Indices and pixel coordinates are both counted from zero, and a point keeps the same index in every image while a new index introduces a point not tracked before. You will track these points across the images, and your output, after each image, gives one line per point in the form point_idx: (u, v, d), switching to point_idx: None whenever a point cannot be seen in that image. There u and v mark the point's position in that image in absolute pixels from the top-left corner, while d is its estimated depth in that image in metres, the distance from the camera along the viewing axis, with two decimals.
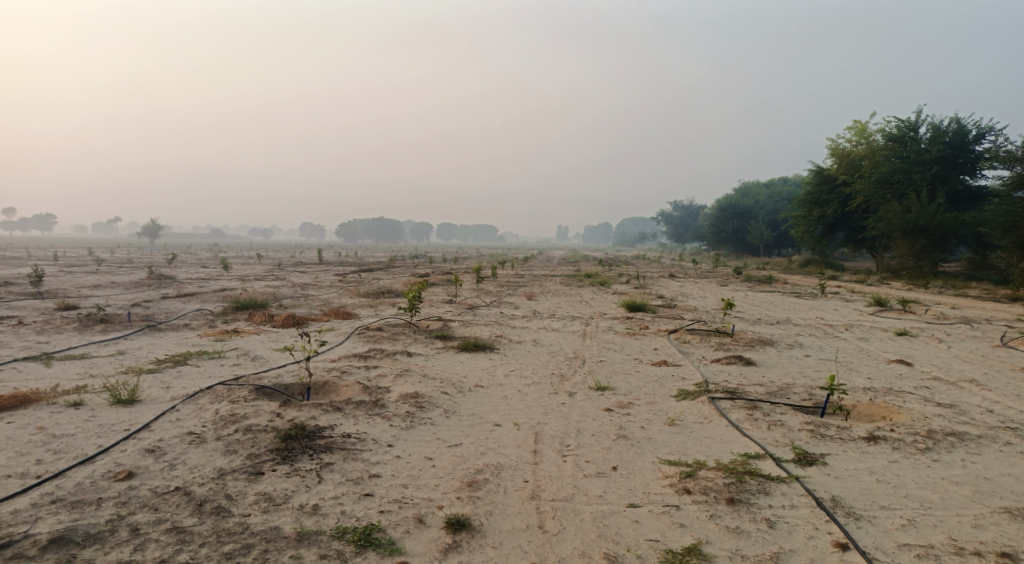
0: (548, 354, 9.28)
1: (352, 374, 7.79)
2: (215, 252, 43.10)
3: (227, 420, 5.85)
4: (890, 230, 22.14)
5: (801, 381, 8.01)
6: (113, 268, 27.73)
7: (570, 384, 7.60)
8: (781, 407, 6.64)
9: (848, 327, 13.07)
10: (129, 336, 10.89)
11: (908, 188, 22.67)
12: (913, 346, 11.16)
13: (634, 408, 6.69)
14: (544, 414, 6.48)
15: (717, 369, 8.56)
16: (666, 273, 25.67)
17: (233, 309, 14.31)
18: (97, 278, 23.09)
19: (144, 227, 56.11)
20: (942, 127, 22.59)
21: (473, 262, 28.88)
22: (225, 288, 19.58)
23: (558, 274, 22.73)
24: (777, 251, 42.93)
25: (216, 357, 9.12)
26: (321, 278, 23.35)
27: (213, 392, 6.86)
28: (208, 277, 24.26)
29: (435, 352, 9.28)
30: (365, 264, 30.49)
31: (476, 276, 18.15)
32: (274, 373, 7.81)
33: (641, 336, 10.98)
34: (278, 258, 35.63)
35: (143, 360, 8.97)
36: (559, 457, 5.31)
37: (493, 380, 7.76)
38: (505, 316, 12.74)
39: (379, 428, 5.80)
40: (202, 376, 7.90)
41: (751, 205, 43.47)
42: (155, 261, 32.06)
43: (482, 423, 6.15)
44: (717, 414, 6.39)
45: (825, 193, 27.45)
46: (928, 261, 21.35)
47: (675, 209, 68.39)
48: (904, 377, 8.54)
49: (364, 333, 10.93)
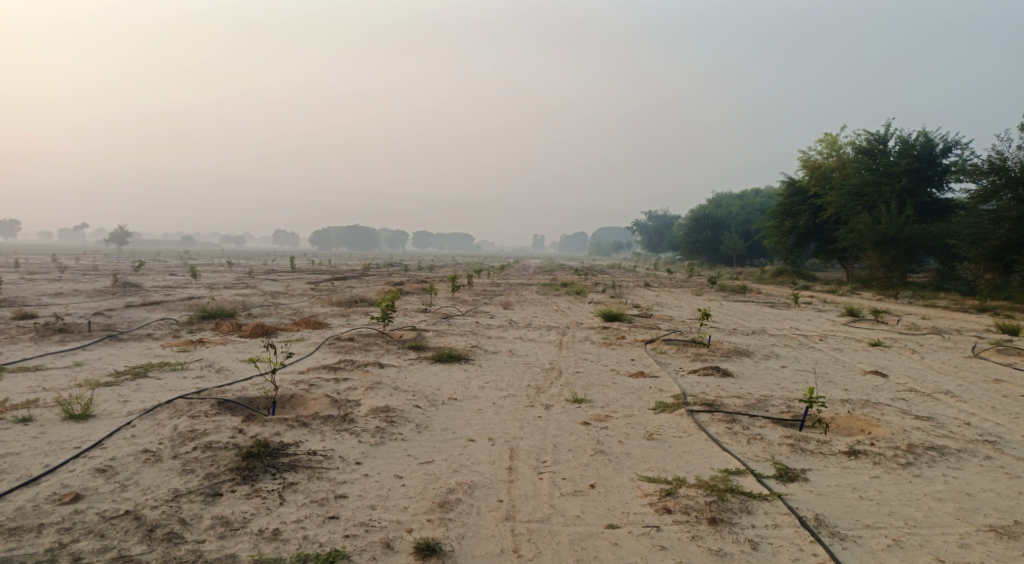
0: (524, 365, 9.09)
1: (321, 387, 7.53)
2: (186, 259, 42.31)
3: (186, 438, 5.57)
4: (860, 241, 22.39)
5: (779, 393, 7.91)
6: (77, 275, 26.99)
7: (546, 396, 7.41)
8: (760, 421, 6.52)
9: (823, 337, 13.07)
10: (89, 347, 10.49)
11: (878, 200, 22.94)
12: (887, 356, 11.17)
13: (611, 421, 6.52)
14: (519, 429, 6.28)
15: (694, 381, 8.44)
16: (641, 282, 25.72)
17: (201, 318, 13.91)
18: (60, 285, 22.43)
19: (112, 234, 54.91)
20: (910, 141, 22.90)
21: (448, 271, 28.65)
22: (193, 297, 19.13)
23: (534, 283, 22.60)
24: (750, 261, 43.28)
25: (179, 369, 8.79)
26: (292, 286, 22.94)
27: (173, 406, 6.56)
28: (176, 284, 23.70)
29: (408, 363, 9.04)
30: (339, 272, 30.09)
31: (451, 285, 17.92)
32: (239, 385, 7.51)
33: (617, 346, 10.84)
34: (249, 266, 35.05)
35: (102, 373, 8.62)
36: (535, 474, 5.11)
37: (467, 393, 7.54)
38: (481, 326, 12.53)
39: (347, 445, 5.55)
40: (162, 390, 7.58)
41: (725, 215, 43.80)
42: (122, 268, 31.29)
43: (455, 438, 5.94)
44: (695, 427, 6.25)
45: (797, 204, 27.71)
46: (897, 272, 21.61)
47: (650, 219, 68.76)
48: (880, 388, 8.50)
49: (335, 343, 10.65)
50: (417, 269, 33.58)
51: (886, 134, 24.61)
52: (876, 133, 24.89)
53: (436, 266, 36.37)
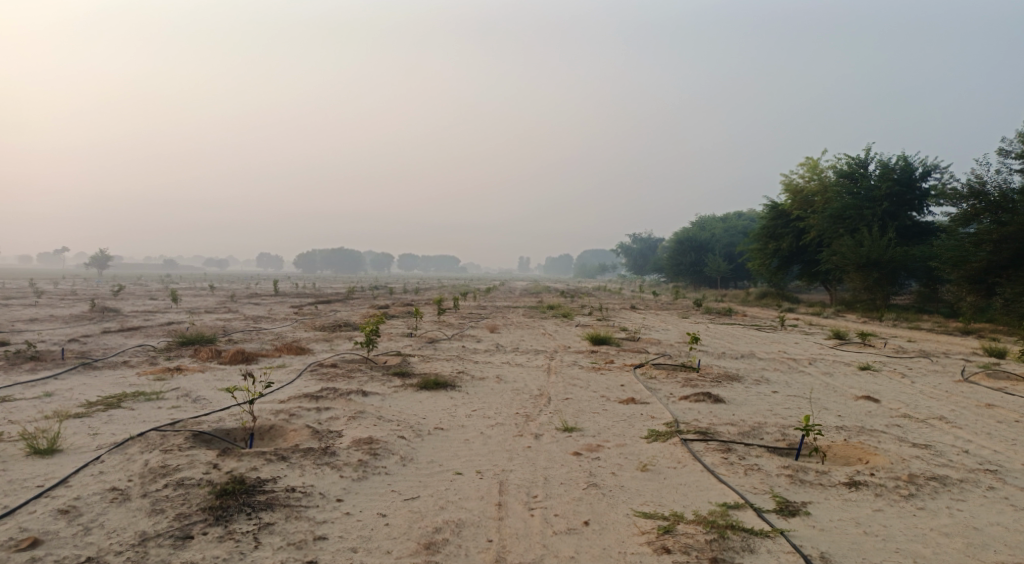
0: (512, 392, 8.86)
1: (302, 417, 7.24)
2: (168, 284, 41.67)
3: (157, 474, 5.29)
4: (843, 263, 22.47)
5: (773, 420, 7.74)
6: (54, 300, 26.46)
7: (536, 425, 7.18)
8: (756, 450, 6.33)
9: (812, 361, 12.96)
10: (60, 376, 10.11)
11: (860, 223, 23.08)
12: (877, 381, 11.04)
13: (603, 451, 6.30)
14: (508, 460, 6.04)
15: (686, 408, 8.24)
16: (627, 305, 25.59)
17: (179, 344, 13.56)
18: (35, 311, 21.91)
19: (92, 258, 54.16)
20: (890, 165, 23.13)
21: (434, 294, 28.39)
22: (172, 322, 18.73)
23: (520, 306, 22.41)
24: (734, 283, 43.43)
25: (154, 398, 8.46)
26: (275, 310, 22.59)
27: (145, 439, 6.26)
28: (155, 309, 23.26)
29: (393, 390, 8.79)
30: (323, 296, 29.70)
31: (437, 308, 17.69)
32: (216, 416, 7.21)
33: (606, 371, 10.65)
34: (231, 290, 34.56)
35: (73, 403, 8.27)
36: (526, 510, 4.89)
37: (454, 422, 7.30)
38: (467, 350, 12.29)
39: (327, 480, 5.29)
40: (135, 422, 7.26)
41: (709, 238, 44.00)
42: (101, 293, 30.62)
43: (442, 471, 5.69)
44: (690, 457, 6.05)
45: (780, 227, 27.85)
46: (881, 294, 21.67)
47: (634, 242, 68.98)
48: (874, 414, 8.36)
49: (317, 370, 10.36)
50: (402, 292, 33.25)
51: (867, 158, 24.86)
52: (857, 157, 25.13)
53: (421, 289, 36.05)
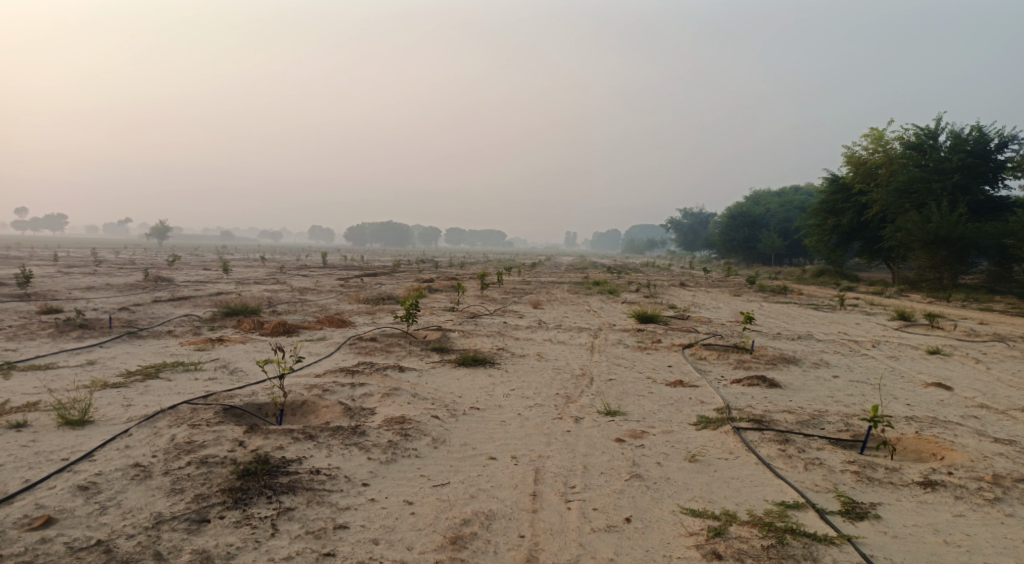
0: (553, 371, 8.48)
1: (335, 394, 7.02)
2: (221, 253, 42.61)
3: (182, 450, 5.11)
4: (908, 240, 21.26)
5: (834, 408, 7.18)
6: (112, 269, 27.08)
7: (576, 408, 6.80)
8: (817, 442, 5.82)
9: (875, 343, 12.19)
10: (105, 344, 10.15)
11: (928, 198, 21.76)
12: (948, 366, 10.28)
13: (648, 438, 5.89)
14: (545, 445, 5.69)
15: (738, 392, 7.73)
16: (677, 282, 24.82)
17: (223, 314, 13.58)
18: (92, 279, 22.46)
19: (153, 229, 55.73)
20: (962, 136, 21.65)
21: (480, 267, 28.16)
22: (220, 292, 18.92)
23: (566, 281, 21.96)
24: (789, 261, 41.99)
25: (192, 370, 8.36)
26: (322, 282, 22.66)
27: (175, 413, 6.11)
28: (205, 279, 23.57)
29: (430, 366, 8.51)
30: (370, 269, 29.74)
31: (481, 283, 17.37)
32: (248, 390, 7.03)
33: (653, 351, 10.17)
34: (282, 262, 34.95)
35: (112, 373, 8.24)
36: (563, 502, 4.55)
37: (491, 402, 6.97)
38: (509, 326, 11.95)
39: (354, 462, 5.02)
40: (169, 393, 7.15)
41: (763, 213, 42.53)
42: (157, 263, 31.27)
43: (475, 456, 5.37)
44: (744, 448, 5.59)
45: (840, 202, 26.53)
46: (948, 273, 20.48)
47: (685, 217, 67.32)
48: (946, 403, 7.70)
49: (356, 343, 10.18)
50: (448, 266, 33.09)
51: (937, 130, 23.39)
52: (926, 128, 23.67)
53: (467, 263, 35.89)
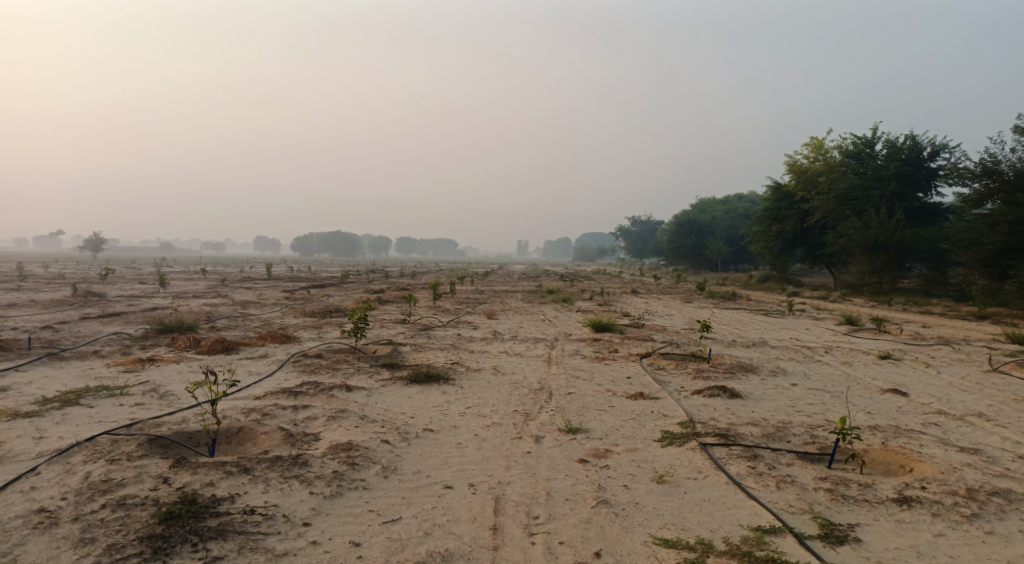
0: (510, 386, 8.09)
1: (275, 418, 6.48)
2: (161, 266, 40.84)
3: (96, 491, 4.54)
4: (850, 246, 21.72)
5: (797, 419, 7.00)
6: (38, 284, 25.54)
7: (536, 426, 6.44)
8: (786, 457, 5.60)
9: (827, 349, 12.21)
10: (22, 368, 9.32)
11: (868, 205, 22.26)
12: (900, 371, 10.30)
13: (613, 458, 5.57)
14: (504, 469, 5.31)
15: (700, 404, 7.49)
16: (629, 289, 24.75)
17: (157, 332, 12.76)
18: (15, 295, 21.07)
19: (87, 242, 53.41)
20: (898, 144, 22.22)
21: (431, 278, 27.63)
22: (156, 307, 17.91)
23: (519, 290, 21.64)
24: (734, 267, 42.77)
25: (117, 394, 7.68)
26: (266, 294, 21.78)
27: (92, 445, 5.49)
28: (140, 294, 22.38)
29: (380, 384, 8.02)
30: (316, 280, 28.89)
31: (432, 293, 16.88)
32: (179, 417, 6.43)
33: (610, 362, 9.90)
34: (224, 273, 33.69)
35: (27, 400, 7.50)
36: (526, 537, 4.25)
37: (445, 422, 6.54)
38: (463, 338, 11.53)
39: (294, 498, 4.55)
40: (89, 423, 6.49)
41: (709, 221, 43.13)
42: (88, 277, 29.78)
43: (429, 485, 4.96)
44: (713, 466, 5.32)
45: (784, 209, 26.99)
46: (888, 277, 20.98)
47: (633, 225, 67.98)
48: (906, 410, 7.62)
49: (299, 360, 9.61)
50: (397, 275, 32.49)
51: (874, 139, 24.00)
52: (864, 137, 24.27)
53: (418, 273, 35.30)
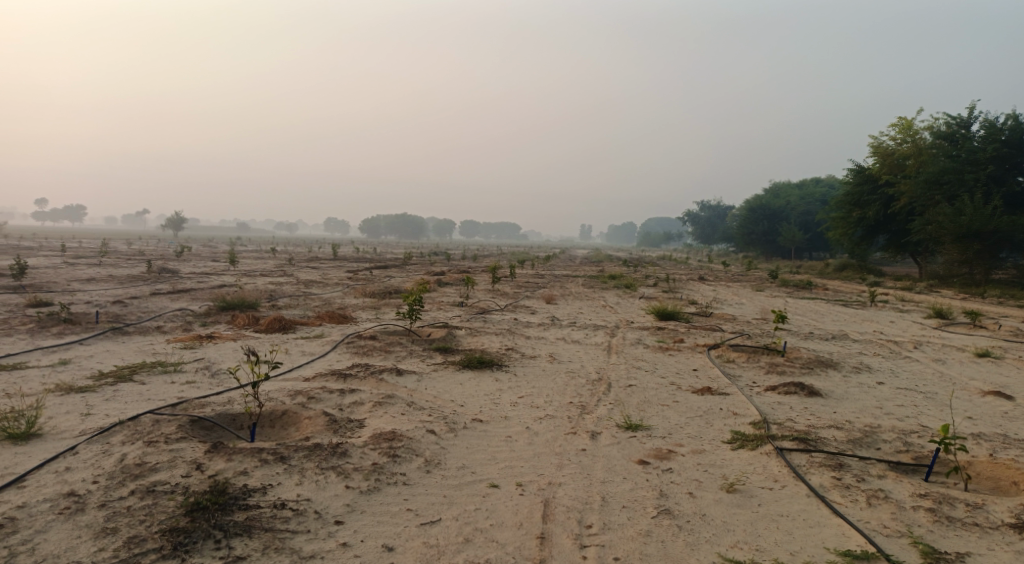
0: (566, 375, 7.63)
1: (321, 402, 6.23)
2: (234, 245, 42.06)
3: (128, 475, 4.35)
4: (938, 234, 20.19)
5: (886, 423, 6.29)
6: (118, 260, 26.50)
7: (592, 420, 5.97)
8: (876, 469, 4.97)
9: (916, 344, 11.21)
10: (86, 342, 9.43)
11: (960, 190, 20.62)
12: (1001, 371, 9.30)
13: (676, 460, 5.07)
14: (557, 468, 4.88)
15: (774, 403, 6.86)
16: (696, 276, 23.82)
17: (219, 309, 12.85)
18: (96, 271, 21.88)
19: (170, 221, 55.68)
20: (997, 124, 20.50)
21: (494, 261, 27.29)
22: (223, 285, 18.19)
23: (581, 275, 21.09)
24: (809, 254, 40.86)
25: (170, 372, 7.60)
26: (329, 275, 21.95)
27: (134, 425, 5.33)
28: (212, 271, 22.90)
29: (432, 369, 7.70)
30: (380, 261, 29.00)
31: (492, 276, 16.56)
32: (224, 398, 6.25)
33: (675, 352, 9.31)
34: (292, 254, 34.29)
35: (83, 375, 7.50)
36: (576, 550, 3.89)
37: (496, 413, 6.15)
38: (521, 324, 11.12)
39: (329, 492, 4.25)
40: (137, 401, 6.38)
41: (783, 206, 41.27)
42: (165, 255, 30.88)
43: (473, 483, 4.60)
44: (791, 475, 4.76)
45: (866, 194, 25.39)
46: (980, 268, 19.41)
47: (703, 210, 65.93)
48: (1013, 417, 6.77)
49: (353, 342, 9.39)
50: (459, 258, 32.29)
51: (970, 119, 22.23)
52: (958, 117, 22.53)
53: (482, 256, 35.10)
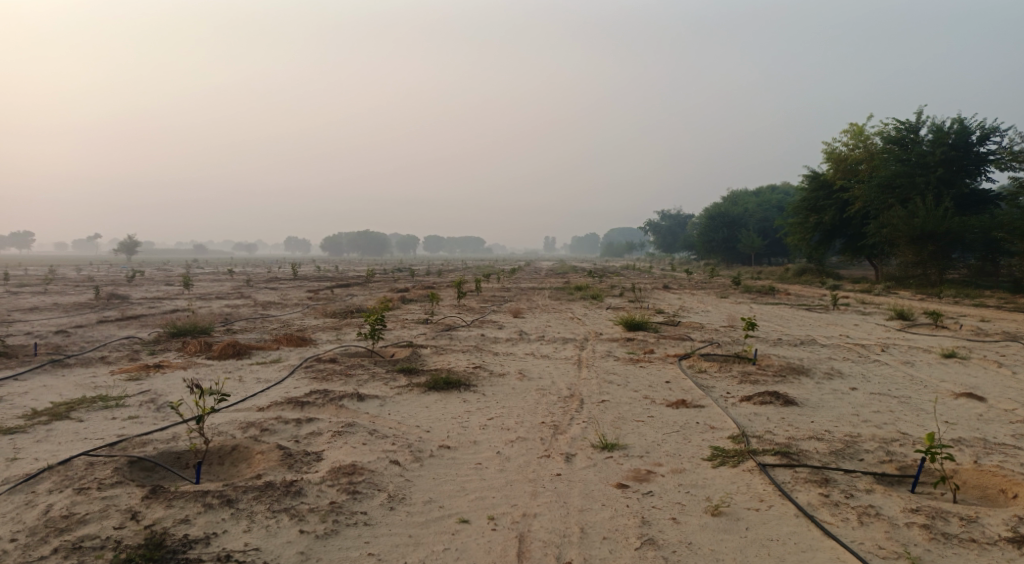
0: (536, 393, 7.31)
1: (276, 434, 5.79)
2: (190, 268, 40.86)
3: (52, 529, 3.90)
4: (893, 236, 20.49)
5: (866, 431, 6.12)
6: (65, 287, 25.40)
7: (566, 441, 5.65)
8: (863, 482, 4.76)
9: (883, 347, 11.16)
10: (22, 377, 8.79)
11: (912, 193, 20.95)
12: (970, 372, 9.25)
13: (656, 482, 4.79)
14: (530, 497, 4.55)
15: (750, 414, 6.64)
16: (660, 285, 23.82)
17: (170, 336, 12.23)
18: (40, 299, 20.86)
19: (123, 245, 54.07)
20: (944, 128, 20.88)
21: (457, 276, 26.94)
22: (177, 310, 17.47)
23: (547, 287, 20.84)
24: (768, 259, 41.40)
25: (112, 407, 7.06)
26: (289, 295, 21.30)
27: (65, 470, 4.84)
28: (164, 296, 22.05)
29: (395, 392, 7.31)
30: (341, 280, 28.34)
31: (457, 291, 16.19)
32: (168, 435, 5.77)
33: (646, 364, 9.07)
34: (250, 275, 33.36)
35: (15, 414, 6.92)
36: None
37: (464, 437, 5.80)
38: (487, 340, 10.79)
39: (281, 540, 3.90)
40: (73, 441, 5.86)
41: (742, 213, 41.71)
42: (116, 280, 29.74)
43: (441, 518, 4.25)
44: (778, 493, 4.52)
45: (822, 199, 25.70)
46: (935, 269, 19.72)
47: (663, 219, 66.50)
48: (990, 419, 6.66)
49: (312, 366, 8.94)
50: (422, 274, 31.74)
51: (918, 123, 22.63)
52: (906, 122, 22.93)
53: (444, 271, 34.84)
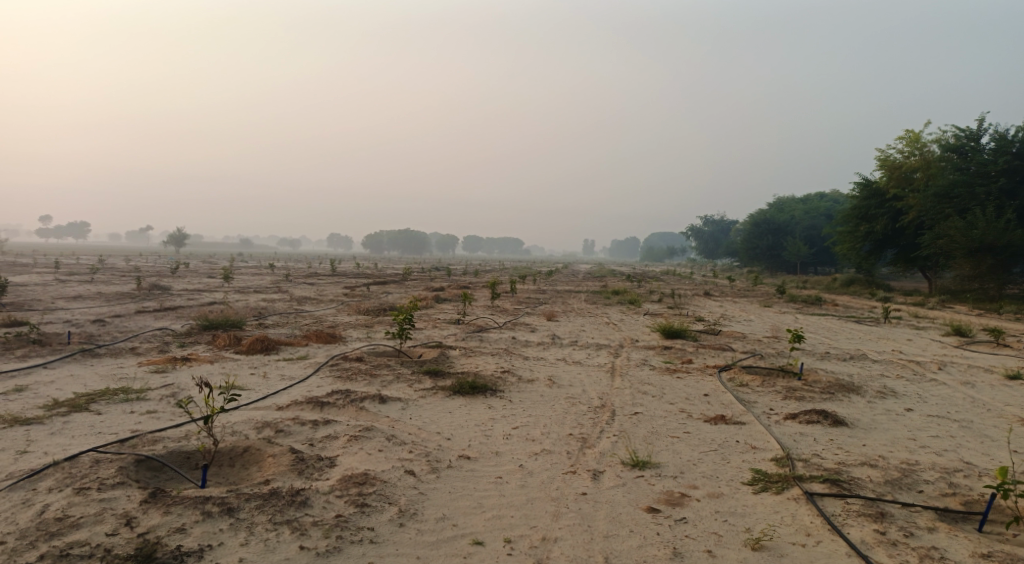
0: (566, 402, 6.93)
1: (290, 436, 5.55)
2: (232, 261, 41.54)
3: (43, 533, 3.69)
4: (949, 248, 19.50)
5: (924, 458, 5.59)
6: (110, 277, 25.81)
7: (594, 457, 5.27)
8: (924, 518, 4.28)
9: (940, 365, 10.45)
10: (50, 366, 8.75)
11: (972, 203, 19.93)
12: None
13: (691, 507, 4.38)
14: (552, 518, 4.20)
15: (795, 434, 6.15)
16: (701, 291, 23.20)
17: (201, 328, 12.18)
18: (84, 287, 21.22)
19: (171, 238, 55.39)
20: (1008, 136, 19.80)
21: (494, 276, 26.62)
22: (213, 303, 17.51)
23: (584, 290, 20.40)
24: (814, 268, 40.16)
25: (133, 400, 6.92)
26: (325, 291, 21.30)
27: (69, 466, 4.65)
28: (204, 288, 22.26)
29: (419, 395, 7.02)
30: (378, 276, 28.35)
31: (490, 292, 15.88)
32: (181, 433, 5.57)
33: (684, 375, 8.61)
34: (290, 269, 33.59)
35: (37, 403, 6.83)
36: None
37: (486, 447, 5.47)
38: (519, 343, 10.44)
39: (279, 556, 3.64)
40: (87, 435, 5.70)
41: (788, 221, 40.55)
42: (160, 271, 30.23)
43: (453, 539, 3.93)
44: (826, 527, 4.09)
45: (873, 207, 24.68)
46: (994, 283, 18.69)
47: (706, 225, 65.28)
48: None
49: (338, 364, 8.71)
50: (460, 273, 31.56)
51: (980, 131, 21.54)
52: (967, 129, 21.82)
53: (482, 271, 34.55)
